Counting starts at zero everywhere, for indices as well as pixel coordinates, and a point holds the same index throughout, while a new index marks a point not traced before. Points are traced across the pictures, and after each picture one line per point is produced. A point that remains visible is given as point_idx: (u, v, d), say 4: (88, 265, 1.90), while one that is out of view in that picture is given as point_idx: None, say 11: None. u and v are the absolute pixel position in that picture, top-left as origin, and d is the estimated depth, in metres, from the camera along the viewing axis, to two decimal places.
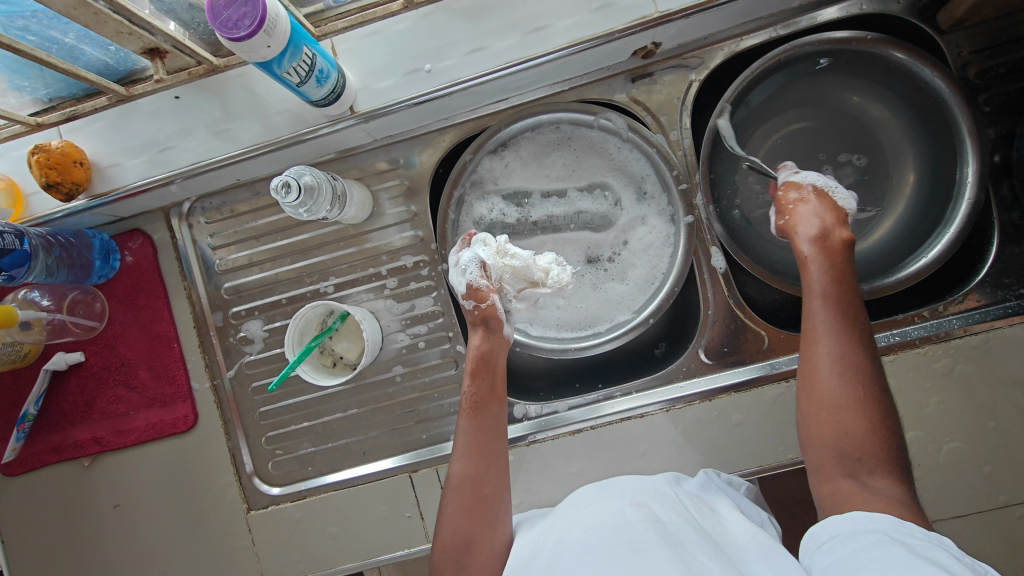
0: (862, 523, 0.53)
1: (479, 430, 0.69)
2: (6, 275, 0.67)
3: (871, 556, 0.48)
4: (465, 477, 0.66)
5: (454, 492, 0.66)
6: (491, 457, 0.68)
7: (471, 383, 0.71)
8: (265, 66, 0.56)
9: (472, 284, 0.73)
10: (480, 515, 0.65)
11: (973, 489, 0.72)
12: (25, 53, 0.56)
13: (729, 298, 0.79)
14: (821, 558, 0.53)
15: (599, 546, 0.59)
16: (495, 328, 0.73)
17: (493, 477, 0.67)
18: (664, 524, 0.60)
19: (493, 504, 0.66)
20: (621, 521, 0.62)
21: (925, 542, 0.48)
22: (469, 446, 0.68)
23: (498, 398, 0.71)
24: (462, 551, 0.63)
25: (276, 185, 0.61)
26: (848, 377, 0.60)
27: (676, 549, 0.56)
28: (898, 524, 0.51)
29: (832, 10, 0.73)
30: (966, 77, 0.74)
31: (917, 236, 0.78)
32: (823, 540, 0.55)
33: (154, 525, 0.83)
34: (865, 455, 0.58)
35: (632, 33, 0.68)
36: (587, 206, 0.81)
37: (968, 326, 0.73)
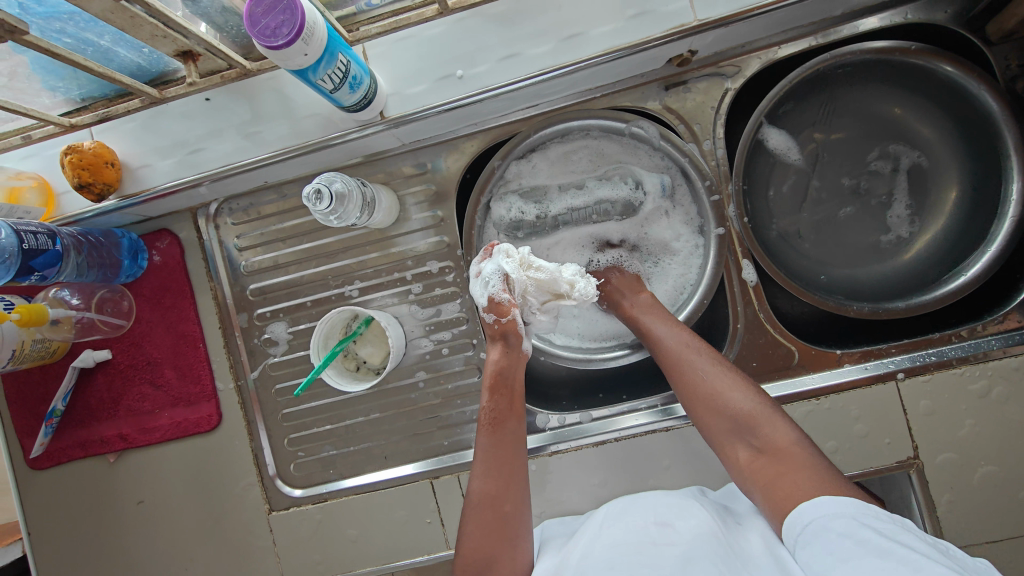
0: (828, 507, 0.54)
1: (498, 447, 0.68)
2: (38, 275, 0.67)
3: (854, 549, 0.49)
4: (483, 495, 0.66)
5: (473, 510, 0.66)
6: (508, 476, 0.67)
7: (489, 400, 0.71)
8: (301, 73, 0.55)
9: (493, 297, 0.71)
10: (500, 533, 0.65)
11: (1007, 514, 0.71)
12: (62, 56, 0.56)
13: (759, 312, 0.77)
14: (804, 553, 0.53)
15: (619, 560, 0.58)
16: (514, 343, 0.73)
17: (513, 495, 0.67)
18: (686, 541, 0.60)
19: (514, 522, 0.66)
20: (645, 541, 0.61)
21: (894, 527, 0.51)
22: (487, 463, 0.67)
23: (516, 414, 0.71)
24: (483, 569, 0.63)
25: (307, 192, 0.60)
26: (686, 370, 0.68)
27: (694, 563, 0.55)
28: (860, 506, 0.54)
29: (875, 19, 0.70)
30: (1014, 90, 0.71)
31: (956, 253, 0.76)
32: (798, 531, 0.55)
33: (176, 523, 0.83)
34: (745, 420, 0.64)
35: (669, 42, 0.66)
36: (608, 193, 0.77)
37: (1008, 348, 0.71)
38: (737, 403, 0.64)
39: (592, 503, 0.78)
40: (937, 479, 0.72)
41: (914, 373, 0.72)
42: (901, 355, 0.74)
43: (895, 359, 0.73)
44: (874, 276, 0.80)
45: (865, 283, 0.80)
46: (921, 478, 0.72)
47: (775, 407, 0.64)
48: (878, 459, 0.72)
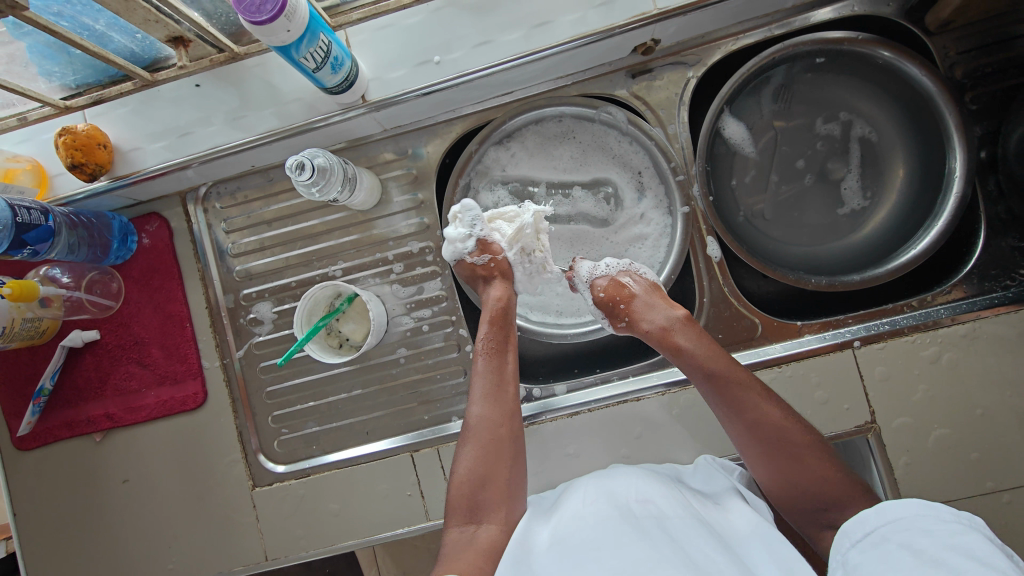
0: (893, 514, 0.55)
1: (497, 374, 0.73)
2: (31, 250, 0.70)
3: (900, 553, 0.50)
4: (485, 420, 0.70)
5: (473, 435, 0.70)
6: (504, 403, 0.72)
7: (487, 331, 0.75)
8: (284, 50, 0.59)
9: (481, 240, 0.78)
10: (496, 455, 0.69)
11: (960, 475, 0.74)
12: (61, 35, 0.60)
13: (723, 287, 0.81)
14: (857, 556, 0.56)
15: (608, 538, 0.60)
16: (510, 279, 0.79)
17: (508, 419, 0.71)
18: (668, 520, 0.62)
19: (509, 445, 0.70)
20: (630, 516, 0.62)
21: (956, 527, 0.50)
22: (486, 389, 0.72)
23: (511, 347, 0.76)
24: (476, 489, 0.67)
25: (290, 164, 0.64)
26: (777, 454, 0.66)
27: (681, 546, 0.58)
28: (927, 508, 0.53)
29: (825, 11, 0.76)
30: (954, 77, 0.77)
31: (907, 228, 0.81)
32: (857, 537, 0.57)
33: (161, 500, 0.85)
34: (832, 502, 0.64)
35: (632, 29, 0.71)
36: (589, 207, 0.84)
37: (955, 316, 0.76)
38: (810, 462, 0.65)
39: (568, 472, 0.80)
40: (893, 442, 0.75)
41: (869, 341, 0.76)
42: (856, 324, 0.78)
43: (851, 328, 0.78)
44: (833, 253, 0.85)
45: (825, 259, 0.85)
46: (879, 443, 0.75)
47: (859, 482, 0.64)
48: (837, 424, 0.76)
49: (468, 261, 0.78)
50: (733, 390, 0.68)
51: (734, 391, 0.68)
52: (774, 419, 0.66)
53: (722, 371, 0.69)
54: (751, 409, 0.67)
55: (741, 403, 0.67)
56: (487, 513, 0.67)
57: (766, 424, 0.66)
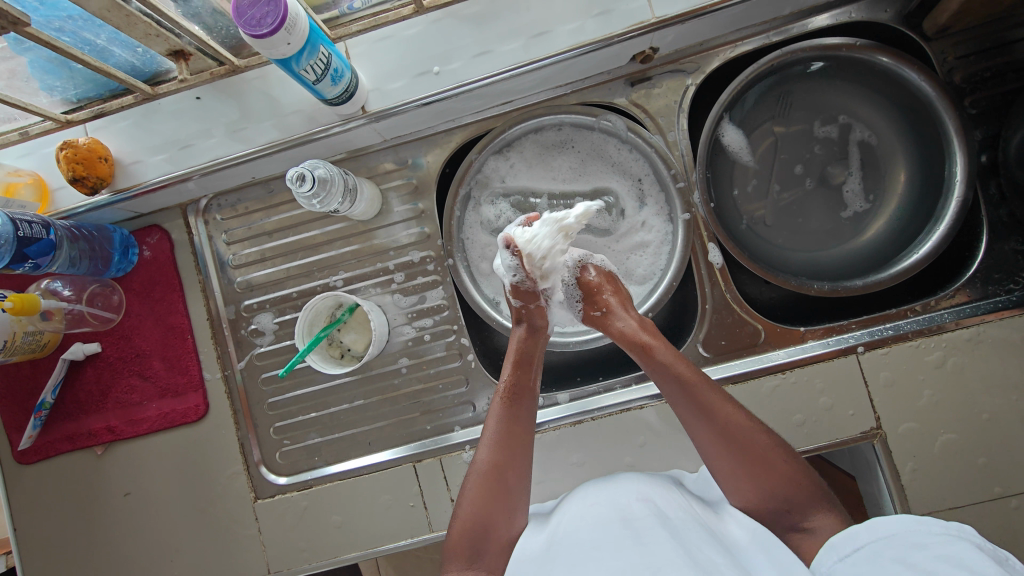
0: (884, 529, 0.55)
1: (512, 422, 0.71)
2: (32, 263, 0.70)
3: (892, 565, 0.50)
4: (492, 466, 0.68)
5: (478, 479, 0.68)
6: (518, 452, 0.69)
7: (510, 374, 0.74)
8: (284, 63, 0.59)
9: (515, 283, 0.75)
10: (498, 503, 0.67)
11: (968, 480, 0.73)
12: (62, 51, 0.60)
13: (726, 293, 0.81)
14: (845, 569, 0.55)
15: (607, 540, 0.60)
16: (538, 326, 0.77)
17: (519, 469, 0.69)
18: (670, 521, 0.62)
19: (516, 493, 0.68)
20: (631, 518, 0.63)
21: (946, 540, 0.51)
22: (501, 434, 0.70)
23: (532, 393, 0.73)
24: (477, 536, 0.66)
25: (290, 176, 0.64)
26: (742, 457, 0.65)
27: (682, 544, 0.58)
28: (918, 525, 0.54)
29: (824, 17, 0.76)
30: (952, 82, 0.77)
31: (908, 233, 0.81)
32: (847, 550, 0.56)
33: (162, 514, 0.84)
34: (794, 504, 0.64)
35: (631, 38, 0.71)
36: (591, 217, 0.84)
37: (959, 320, 0.75)
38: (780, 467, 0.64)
39: (572, 482, 0.80)
40: (899, 448, 0.75)
41: (873, 347, 0.76)
42: (860, 330, 0.77)
43: (855, 334, 0.77)
44: (835, 258, 0.85)
45: (826, 265, 0.84)
46: (885, 448, 0.75)
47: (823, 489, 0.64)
48: (842, 430, 0.75)
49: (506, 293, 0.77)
50: (699, 393, 0.67)
51: (700, 395, 0.67)
52: (739, 420, 0.66)
53: (689, 375, 0.69)
54: (718, 413, 0.66)
55: (708, 405, 0.67)
56: (486, 558, 0.66)
57: (732, 426, 0.65)
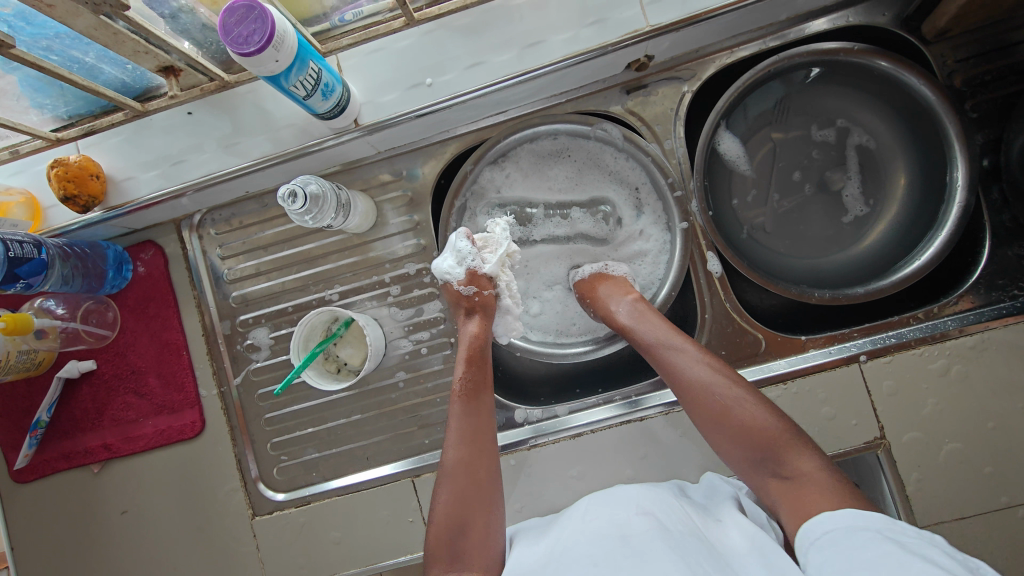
0: (856, 519, 0.53)
1: (472, 416, 0.70)
2: (24, 283, 0.69)
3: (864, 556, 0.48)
4: (458, 459, 0.67)
5: (448, 478, 0.67)
6: (483, 447, 0.69)
7: (466, 370, 0.72)
8: (274, 79, 0.59)
9: (471, 269, 0.75)
10: (469, 497, 0.66)
11: (974, 490, 0.72)
12: (49, 71, 0.59)
13: (725, 302, 0.80)
14: (813, 557, 0.53)
15: (603, 556, 0.59)
16: (491, 317, 0.76)
17: (486, 461, 0.68)
18: (669, 532, 0.60)
19: (487, 488, 0.67)
20: (628, 530, 0.61)
21: (919, 540, 0.49)
22: (463, 430, 0.69)
23: (489, 387, 0.72)
24: (456, 536, 0.64)
25: (282, 193, 0.64)
26: (707, 409, 0.65)
27: (682, 556, 0.56)
28: (892, 523, 0.52)
29: (820, 22, 0.75)
30: (952, 85, 0.76)
31: (910, 238, 0.80)
32: (814, 538, 0.54)
33: (159, 532, 0.84)
34: (770, 453, 0.62)
35: (625, 46, 0.71)
36: (588, 226, 0.82)
37: (963, 327, 0.74)
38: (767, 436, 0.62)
39: (572, 495, 0.79)
40: (904, 458, 0.73)
41: (875, 356, 0.75)
42: (862, 338, 0.76)
43: (857, 342, 0.76)
44: (835, 265, 0.84)
45: (827, 272, 0.83)
46: (890, 458, 0.74)
47: (802, 436, 0.62)
48: (845, 441, 0.74)
49: (455, 288, 0.75)
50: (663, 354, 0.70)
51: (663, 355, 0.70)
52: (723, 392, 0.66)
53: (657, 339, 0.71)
54: (680, 371, 0.68)
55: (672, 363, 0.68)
56: (467, 558, 0.63)
57: (693, 381, 0.67)
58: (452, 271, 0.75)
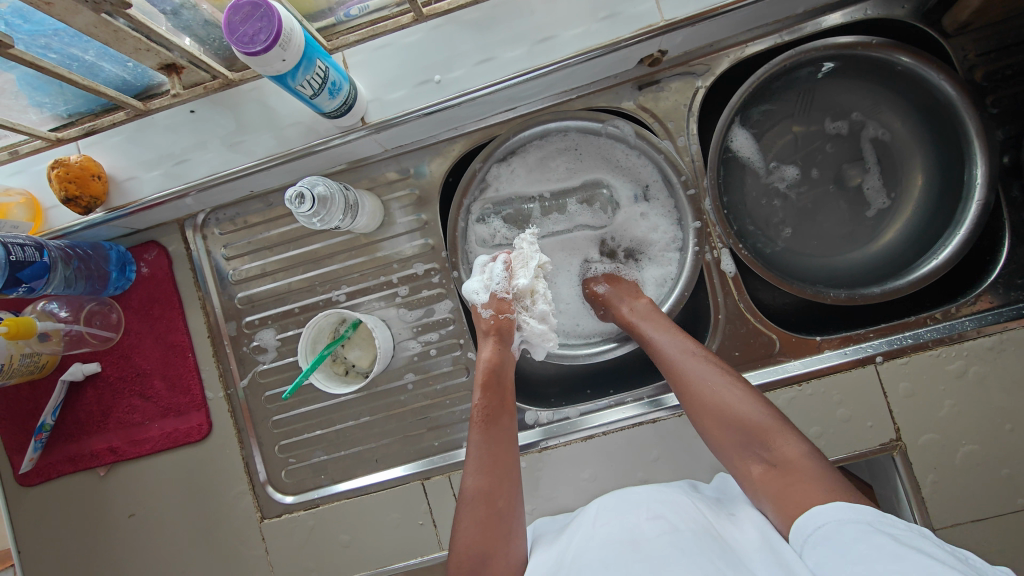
0: (850, 514, 0.53)
1: (491, 443, 0.69)
2: (26, 287, 0.68)
3: (863, 549, 0.49)
4: (477, 488, 0.66)
5: (467, 507, 0.65)
6: (506, 475, 0.67)
7: (481, 396, 0.71)
8: (280, 79, 0.57)
9: (494, 293, 0.76)
10: (491, 528, 0.64)
11: (991, 492, 0.72)
12: (48, 71, 0.58)
13: (739, 303, 0.79)
14: (810, 552, 0.52)
15: (615, 559, 0.57)
16: (507, 340, 0.75)
17: (506, 490, 0.67)
18: (681, 534, 0.59)
19: (507, 518, 0.65)
20: (640, 537, 0.60)
21: (911, 531, 0.50)
22: (482, 458, 0.68)
23: (508, 412, 0.72)
24: (477, 566, 0.62)
25: (290, 195, 0.62)
26: (693, 395, 0.68)
27: (694, 558, 0.55)
28: (882, 516, 0.53)
29: (837, 15, 0.73)
30: (973, 79, 0.74)
31: (927, 236, 0.79)
32: (809, 534, 0.54)
33: (167, 535, 0.83)
34: (753, 437, 0.64)
35: (639, 42, 0.69)
36: (586, 219, 0.81)
37: (981, 328, 0.73)
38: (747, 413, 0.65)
39: (584, 498, 0.78)
40: (920, 460, 0.73)
41: (891, 357, 0.74)
42: (878, 339, 0.75)
43: (873, 343, 0.75)
44: (851, 263, 0.82)
45: (842, 272, 0.82)
46: (905, 460, 0.73)
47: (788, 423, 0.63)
48: (861, 443, 0.73)
49: (479, 310, 0.76)
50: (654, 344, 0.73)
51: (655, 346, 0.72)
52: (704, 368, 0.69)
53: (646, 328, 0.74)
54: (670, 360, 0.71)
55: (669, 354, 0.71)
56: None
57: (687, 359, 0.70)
58: (478, 293, 0.76)
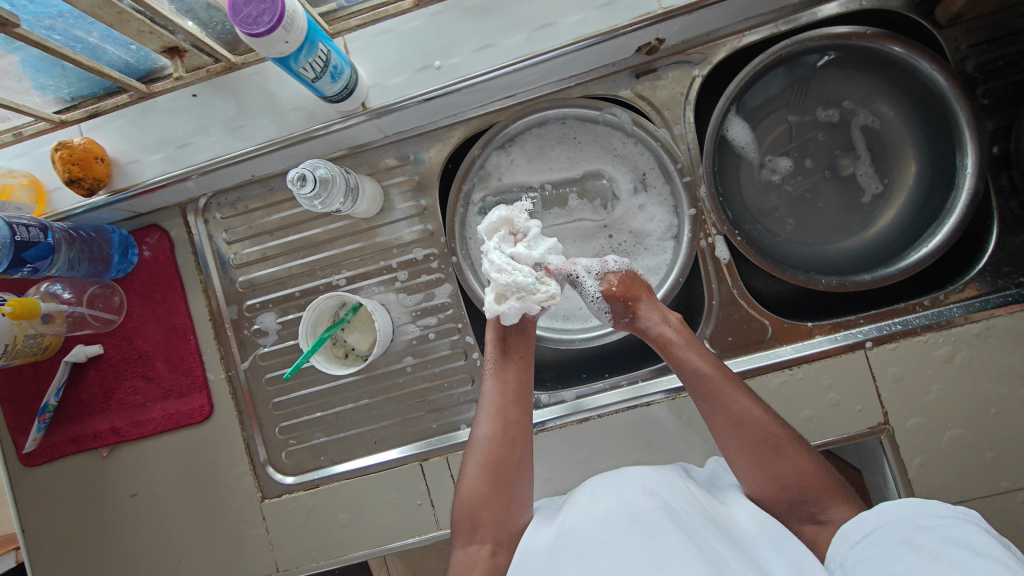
0: (893, 513, 0.54)
1: (504, 395, 0.71)
2: (30, 267, 0.69)
3: (903, 551, 0.50)
4: (487, 437, 0.69)
5: (474, 454, 0.68)
6: (516, 429, 0.69)
7: (495, 346, 0.73)
8: (282, 61, 0.58)
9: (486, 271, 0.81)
10: (497, 475, 0.67)
11: (975, 474, 0.73)
12: (53, 51, 0.59)
13: (733, 289, 0.80)
14: (855, 556, 0.54)
15: (614, 534, 0.60)
16: (517, 296, 0.75)
17: (515, 440, 0.69)
18: (678, 513, 0.61)
19: (515, 469, 0.68)
20: (637, 511, 0.62)
21: (952, 522, 0.51)
22: (493, 406, 0.70)
23: (525, 364, 0.73)
24: (480, 509, 0.66)
25: (291, 177, 0.63)
26: (754, 446, 0.64)
27: (691, 537, 0.57)
28: (924, 507, 0.54)
29: (832, 5, 0.74)
30: (965, 70, 0.75)
31: (918, 225, 0.80)
32: (856, 539, 0.56)
33: (168, 515, 0.84)
34: (812, 496, 0.62)
35: (637, 29, 0.70)
36: (586, 214, 0.83)
37: (968, 315, 0.75)
38: (800, 468, 0.63)
39: (579, 478, 0.80)
40: (907, 443, 0.74)
41: (882, 342, 0.76)
42: (868, 325, 0.77)
43: (863, 329, 0.77)
44: (843, 250, 0.84)
45: (833, 260, 0.83)
46: (893, 443, 0.75)
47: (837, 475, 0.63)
48: (850, 426, 0.75)
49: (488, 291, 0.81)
50: (713, 385, 0.67)
51: (715, 387, 0.67)
52: (756, 413, 0.65)
53: (704, 366, 0.68)
54: (731, 403, 0.66)
55: (720, 395, 0.67)
56: (487, 532, 0.66)
57: (741, 406, 0.65)
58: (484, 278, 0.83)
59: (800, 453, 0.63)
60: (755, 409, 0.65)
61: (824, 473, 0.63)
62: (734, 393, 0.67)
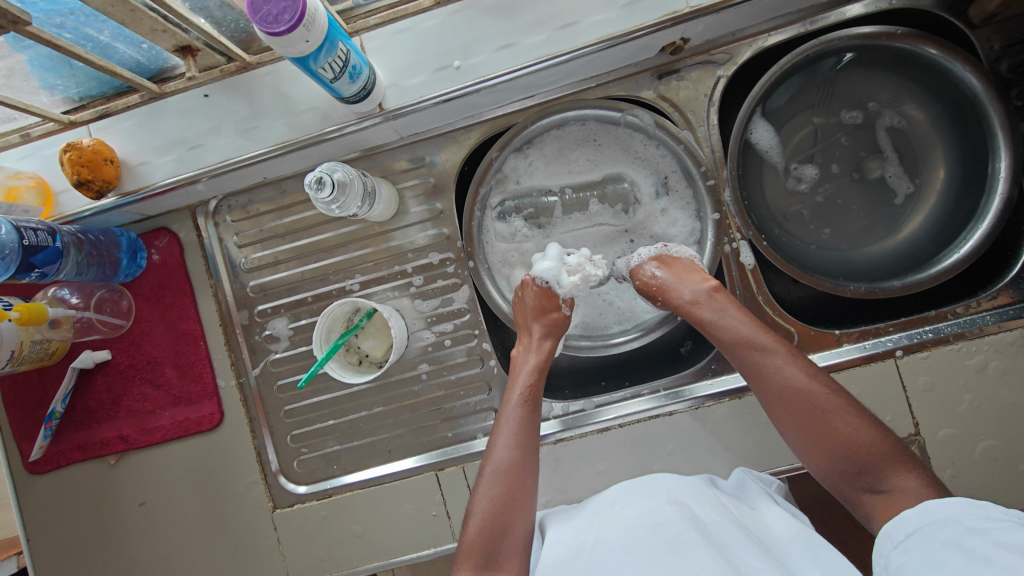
0: (938, 514, 0.52)
1: (528, 424, 0.70)
2: (39, 272, 0.67)
3: (949, 554, 0.48)
4: (504, 459, 0.67)
5: (490, 476, 0.67)
6: (533, 455, 0.69)
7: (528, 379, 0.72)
8: (301, 61, 0.56)
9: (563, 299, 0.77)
10: (509, 499, 0.65)
11: (1009, 487, 0.71)
12: (64, 50, 0.57)
13: (757, 295, 0.78)
14: (899, 557, 0.53)
15: (641, 546, 0.58)
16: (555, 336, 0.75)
17: (530, 467, 0.67)
18: (707, 525, 0.59)
19: (529, 496, 0.66)
20: (663, 522, 0.60)
21: (1008, 525, 0.48)
22: (515, 431, 0.69)
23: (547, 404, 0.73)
24: (495, 535, 0.64)
25: (309, 181, 0.62)
26: (800, 414, 0.63)
27: (721, 550, 0.55)
28: (974, 507, 0.51)
29: (859, 5, 0.72)
30: (998, 71, 0.73)
31: (949, 230, 0.78)
32: (898, 538, 0.54)
33: (176, 525, 0.82)
34: (867, 466, 0.60)
35: (661, 29, 0.68)
36: (607, 219, 0.81)
37: (1002, 323, 0.73)
38: (849, 435, 0.61)
39: (599, 489, 0.78)
40: (938, 456, 0.72)
41: (912, 350, 0.74)
42: (898, 333, 0.75)
43: (893, 337, 0.75)
44: (870, 256, 0.82)
45: (860, 266, 0.81)
46: (923, 455, 0.73)
47: (895, 448, 0.60)
48: None
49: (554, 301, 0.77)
50: (755, 355, 0.66)
51: (755, 357, 0.66)
52: (795, 379, 0.64)
53: (746, 337, 0.67)
54: (771, 372, 0.65)
55: (758, 365, 0.66)
56: (498, 563, 0.63)
57: (785, 382, 0.64)
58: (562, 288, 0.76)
59: (850, 421, 0.61)
60: (795, 377, 0.64)
61: (881, 443, 0.60)
62: (777, 360, 0.65)
